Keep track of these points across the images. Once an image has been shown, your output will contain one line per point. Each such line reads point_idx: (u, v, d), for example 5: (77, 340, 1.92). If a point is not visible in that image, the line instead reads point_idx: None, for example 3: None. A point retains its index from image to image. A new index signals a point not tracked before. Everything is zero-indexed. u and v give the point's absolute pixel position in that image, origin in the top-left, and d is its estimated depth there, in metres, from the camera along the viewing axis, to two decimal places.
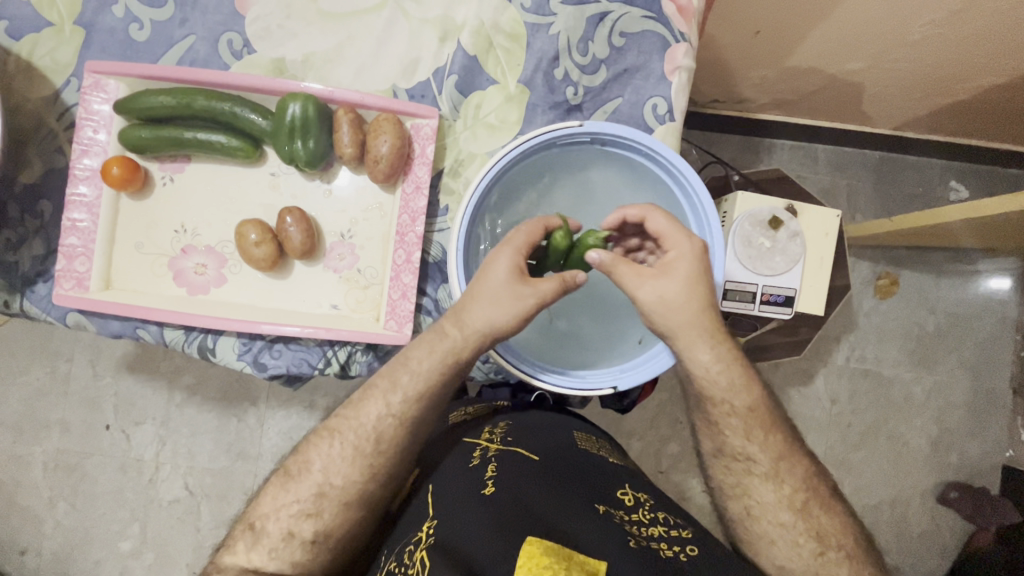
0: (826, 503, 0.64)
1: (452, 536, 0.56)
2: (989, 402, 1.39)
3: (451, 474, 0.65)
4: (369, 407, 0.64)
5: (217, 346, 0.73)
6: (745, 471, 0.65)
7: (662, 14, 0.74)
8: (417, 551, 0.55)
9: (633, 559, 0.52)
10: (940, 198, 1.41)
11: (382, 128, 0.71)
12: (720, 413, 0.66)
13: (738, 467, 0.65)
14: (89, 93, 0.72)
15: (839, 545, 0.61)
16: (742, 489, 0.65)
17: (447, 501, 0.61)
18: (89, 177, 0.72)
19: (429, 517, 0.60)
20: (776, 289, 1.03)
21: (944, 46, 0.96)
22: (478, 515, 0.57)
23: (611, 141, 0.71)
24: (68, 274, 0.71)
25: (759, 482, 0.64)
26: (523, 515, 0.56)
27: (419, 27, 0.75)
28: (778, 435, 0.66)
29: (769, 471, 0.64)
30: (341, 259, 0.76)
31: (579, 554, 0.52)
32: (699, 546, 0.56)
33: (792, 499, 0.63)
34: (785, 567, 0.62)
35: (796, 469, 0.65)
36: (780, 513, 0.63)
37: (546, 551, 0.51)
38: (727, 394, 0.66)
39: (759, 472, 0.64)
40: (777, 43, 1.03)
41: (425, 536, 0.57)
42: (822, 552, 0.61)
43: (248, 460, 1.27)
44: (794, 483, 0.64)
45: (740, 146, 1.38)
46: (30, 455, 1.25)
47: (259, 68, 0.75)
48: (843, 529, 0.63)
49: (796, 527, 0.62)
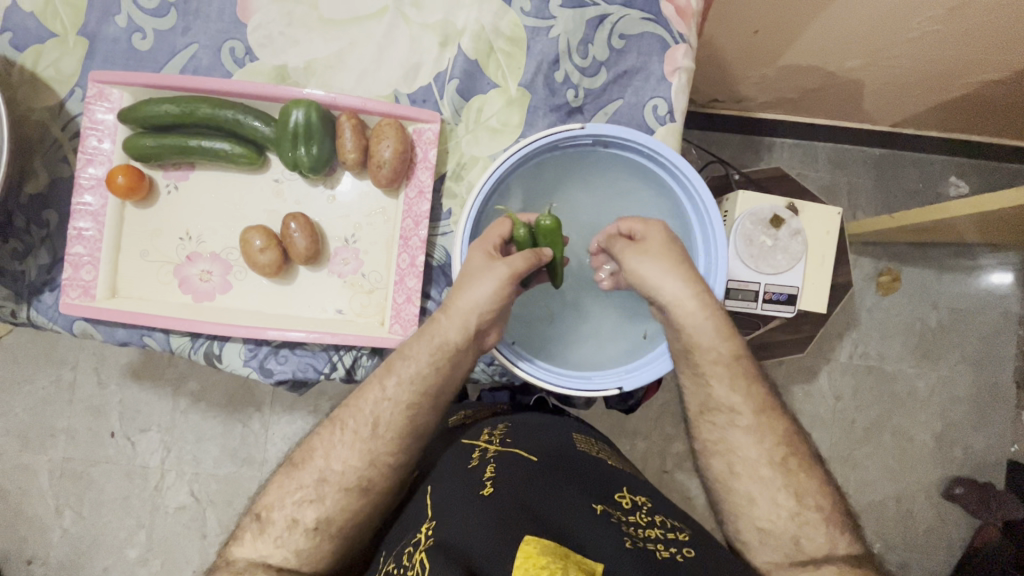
0: (808, 465, 0.63)
1: (453, 534, 0.55)
2: (993, 397, 1.39)
3: (450, 474, 0.65)
4: (375, 403, 0.64)
5: (223, 352, 0.74)
6: (728, 422, 0.65)
7: (661, 16, 0.74)
8: (418, 552, 0.55)
9: (630, 561, 0.52)
10: (940, 193, 1.41)
11: (385, 133, 0.71)
12: (705, 361, 0.66)
13: (720, 419, 0.65)
14: (93, 103, 0.72)
15: (819, 505, 0.61)
16: (724, 444, 0.64)
17: (444, 501, 0.60)
18: (94, 186, 0.73)
19: (428, 517, 0.60)
20: (778, 287, 1.03)
21: (942, 42, 0.97)
22: (475, 512, 0.57)
23: (613, 142, 0.72)
24: (74, 283, 0.71)
25: (740, 433, 0.64)
26: (521, 513, 0.56)
27: (419, 32, 0.76)
28: (760, 389, 0.66)
29: (750, 424, 0.64)
30: (345, 264, 0.76)
31: (575, 552, 0.52)
32: (696, 549, 0.56)
33: (772, 454, 0.63)
34: (765, 528, 0.61)
35: (778, 426, 0.64)
36: (759, 468, 0.62)
37: (540, 547, 0.51)
38: (714, 343, 0.65)
39: (741, 424, 0.64)
40: (775, 42, 1.04)
41: (425, 536, 0.57)
42: (801, 511, 0.60)
43: (253, 465, 1.27)
44: (775, 439, 0.63)
45: (739, 145, 1.38)
46: (35, 463, 1.26)
47: (262, 76, 0.75)
48: (827, 494, 0.62)
49: (775, 484, 0.61)
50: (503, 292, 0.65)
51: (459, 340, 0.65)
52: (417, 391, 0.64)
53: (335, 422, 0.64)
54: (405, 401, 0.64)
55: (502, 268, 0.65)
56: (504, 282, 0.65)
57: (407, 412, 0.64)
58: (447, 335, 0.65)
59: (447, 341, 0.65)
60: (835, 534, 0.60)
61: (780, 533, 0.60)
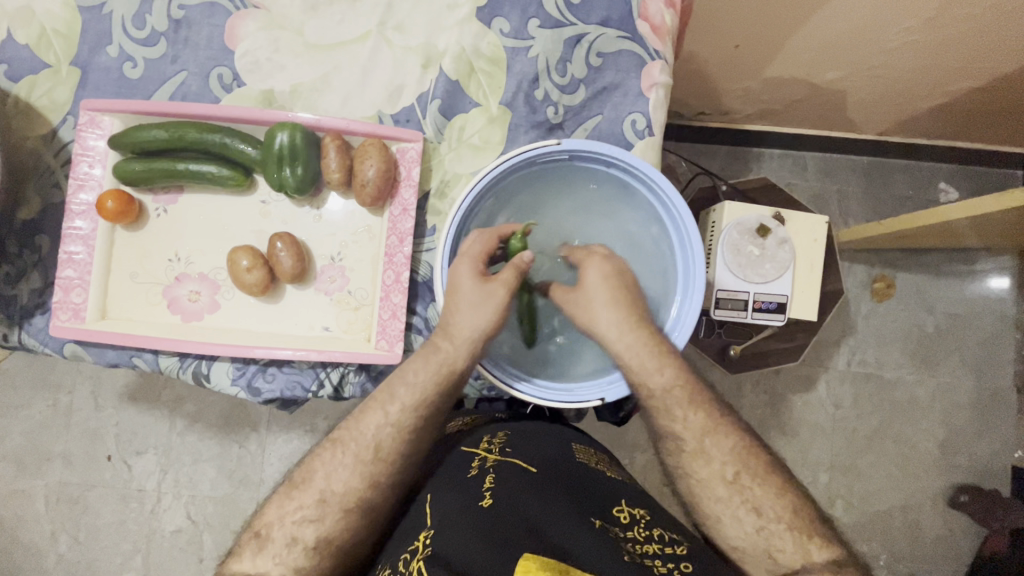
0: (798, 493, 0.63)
1: (452, 544, 0.55)
2: (995, 402, 1.38)
3: (451, 483, 0.65)
4: (380, 421, 0.65)
5: (211, 371, 0.74)
6: (677, 450, 0.66)
7: (636, 34, 0.76)
8: (416, 560, 0.55)
9: (625, 572, 0.52)
10: (931, 199, 1.42)
11: (368, 153, 0.73)
12: (639, 397, 0.68)
13: (671, 447, 0.67)
14: (85, 130, 0.74)
15: (780, 518, 0.61)
16: (681, 470, 0.66)
17: (444, 510, 0.61)
18: (85, 211, 0.74)
19: (427, 526, 0.60)
20: (768, 296, 1.04)
21: (920, 52, 0.99)
22: (475, 523, 0.57)
23: (590, 157, 0.73)
24: (65, 306, 0.72)
25: (692, 460, 0.65)
26: (520, 525, 0.57)
27: (402, 55, 0.78)
28: (701, 409, 0.67)
29: (696, 449, 0.65)
30: (332, 281, 0.77)
31: (574, 569, 0.52)
32: (694, 564, 0.55)
33: (723, 472, 0.64)
34: (737, 546, 0.62)
35: (723, 442, 0.65)
36: (716, 488, 0.64)
37: (541, 565, 0.51)
38: (641, 375, 0.68)
39: (688, 450, 0.66)
40: (756, 56, 1.06)
41: (423, 545, 0.57)
42: (763, 525, 0.61)
43: (249, 486, 1.27)
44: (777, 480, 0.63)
45: (728, 156, 1.40)
46: (31, 488, 1.26)
47: (248, 100, 0.77)
48: (785, 501, 0.62)
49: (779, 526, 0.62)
50: (501, 313, 0.69)
51: (466, 363, 0.68)
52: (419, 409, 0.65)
53: (341, 436, 0.65)
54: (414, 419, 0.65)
55: (495, 289, 0.68)
56: (500, 303, 0.68)
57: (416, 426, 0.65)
58: (456, 361, 0.68)
59: (456, 367, 0.68)
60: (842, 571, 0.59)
61: (751, 549, 0.61)
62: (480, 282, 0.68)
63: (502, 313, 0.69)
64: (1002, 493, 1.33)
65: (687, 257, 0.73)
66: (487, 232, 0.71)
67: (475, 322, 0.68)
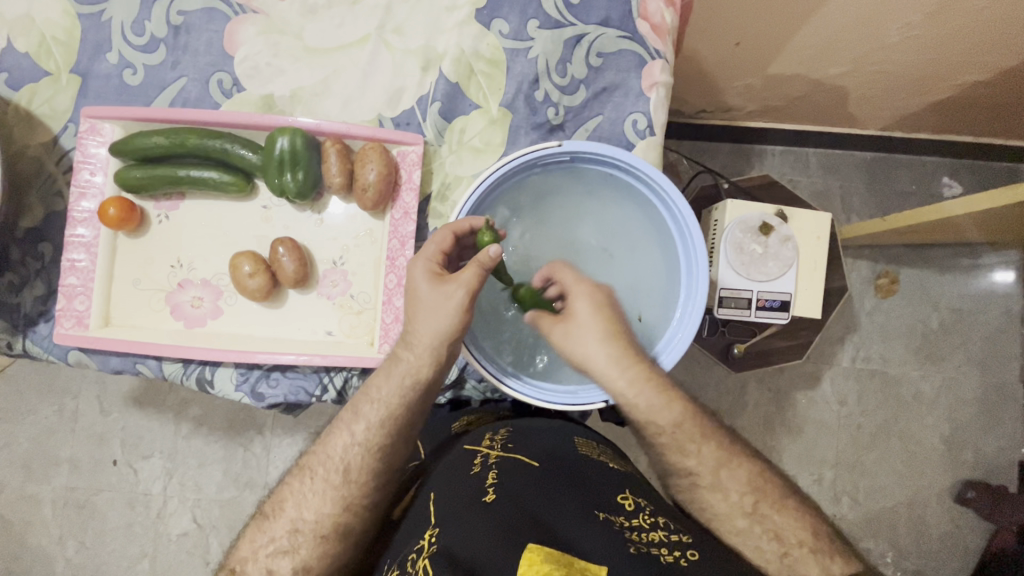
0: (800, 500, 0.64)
1: (457, 544, 0.55)
2: (1001, 397, 1.37)
3: (453, 480, 0.65)
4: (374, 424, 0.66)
5: (215, 377, 0.75)
6: (692, 485, 0.66)
7: (637, 33, 0.76)
8: (422, 559, 0.55)
9: (632, 564, 0.52)
10: (935, 194, 1.41)
11: (368, 157, 0.73)
12: (649, 435, 0.67)
13: (684, 482, 0.66)
14: (86, 137, 0.74)
15: (801, 543, 0.60)
16: (696, 503, 0.66)
17: (447, 507, 0.61)
18: (87, 219, 0.74)
19: (431, 524, 0.60)
20: (771, 294, 1.03)
21: (925, 47, 0.98)
22: (479, 520, 0.57)
23: (591, 159, 0.73)
24: (68, 313, 0.72)
25: (708, 492, 0.65)
26: (524, 519, 0.57)
27: (402, 58, 0.78)
28: (713, 441, 0.66)
29: (712, 482, 0.65)
30: (334, 285, 0.77)
31: (579, 560, 0.52)
32: (699, 552, 0.55)
33: (742, 503, 0.63)
34: (760, 574, 0.61)
35: (738, 472, 0.65)
36: (735, 519, 0.63)
37: (545, 557, 0.52)
38: (649, 415, 0.66)
39: (703, 484, 0.65)
40: (757, 53, 1.05)
41: (428, 543, 0.57)
42: (785, 551, 0.60)
43: (254, 489, 1.27)
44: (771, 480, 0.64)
45: (730, 153, 1.39)
46: (39, 493, 1.26)
47: (249, 105, 0.77)
48: (803, 525, 0.61)
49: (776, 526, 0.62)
50: (462, 316, 0.65)
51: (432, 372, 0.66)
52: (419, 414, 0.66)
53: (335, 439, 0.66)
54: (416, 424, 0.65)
55: (449, 287, 0.64)
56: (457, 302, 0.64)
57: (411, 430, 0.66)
58: (423, 370, 0.66)
59: (420, 376, 0.66)
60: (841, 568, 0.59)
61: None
62: (435, 284, 0.64)
63: (463, 314, 0.65)
64: (1009, 489, 1.32)
65: (688, 248, 0.73)
66: (446, 228, 0.67)
67: (436, 326, 0.64)
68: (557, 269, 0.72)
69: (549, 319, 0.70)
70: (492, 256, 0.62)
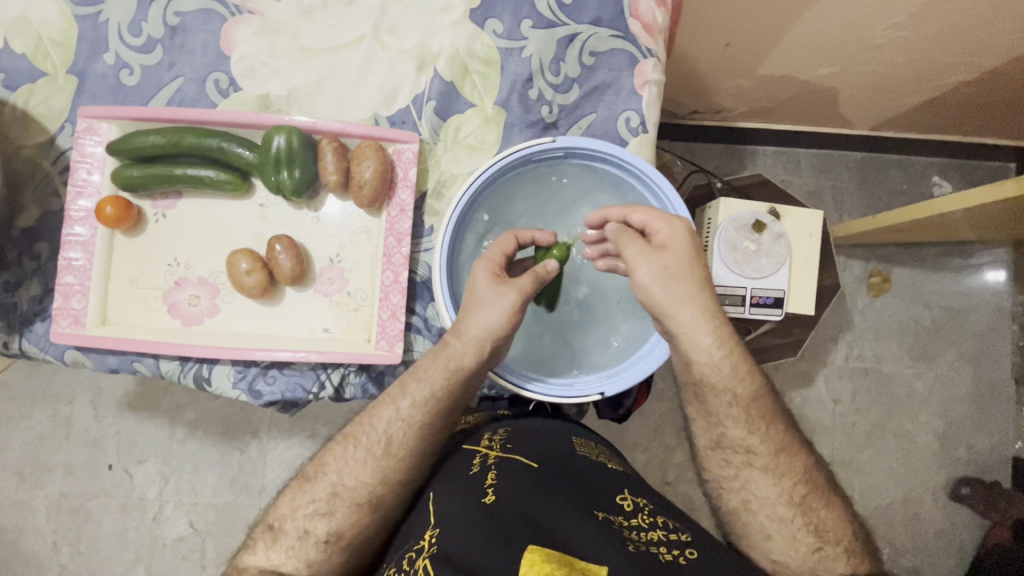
0: (825, 498, 0.64)
1: (458, 544, 0.55)
2: (993, 394, 1.38)
3: (453, 480, 0.65)
4: (389, 422, 0.65)
5: (212, 375, 0.75)
6: (744, 463, 0.65)
7: (629, 32, 0.77)
8: (422, 559, 0.55)
9: (632, 563, 0.52)
10: (925, 193, 1.43)
11: (365, 154, 0.73)
12: (719, 404, 0.66)
13: (735, 459, 0.66)
14: (83, 137, 0.75)
15: (836, 542, 0.61)
16: (739, 482, 0.65)
17: (446, 507, 0.61)
18: (84, 218, 0.75)
19: (431, 524, 0.60)
20: (765, 291, 1.04)
21: (910, 47, 1.00)
22: (479, 520, 0.57)
23: (584, 154, 0.74)
24: (65, 312, 0.72)
25: (757, 474, 0.64)
26: (522, 521, 0.57)
27: (397, 58, 0.79)
28: (778, 429, 0.66)
29: (767, 465, 0.65)
30: (331, 283, 0.78)
31: (579, 560, 0.53)
32: (699, 550, 0.56)
33: (790, 493, 0.63)
34: (781, 561, 0.61)
35: (794, 463, 0.65)
36: (777, 507, 0.63)
37: (546, 558, 0.52)
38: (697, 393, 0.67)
39: (758, 464, 0.65)
40: (747, 55, 1.07)
41: (429, 543, 0.57)
42: (819, 547, 0.61)
43: (251, 492, 1.26)
44: (793, 476, 0.64)
45: (722, 155, 1.41)
46: (33, 500, 1.25)
47: (244, 104, 0.78)
48: (838, 524, 0.62)
49: (793, 522, 0.62)
50: (515, 316, 0.66)
51: (473, 364, 0.66)
52: (420, 409, 0.66)
53: (349, 439, 0.66)
54: (416, 418, 0.66)
55: (512, 292, 0.67)
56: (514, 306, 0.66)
57: (408, 430, 0.66)
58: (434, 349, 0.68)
59: (462, 363, 0.66)
60: (852, 565, 0.60)
61: (797, 568, 0.61)
62: (494, 282, 0.67)
63: (514, 317, 0.66)
64: (1003, 484, 1.33)
65: None
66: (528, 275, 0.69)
67: (486, 324, 0.65)
68: (633, 209, 0.69)
69: (636, 245, 0.67)
70: (545, 271, 0.70)
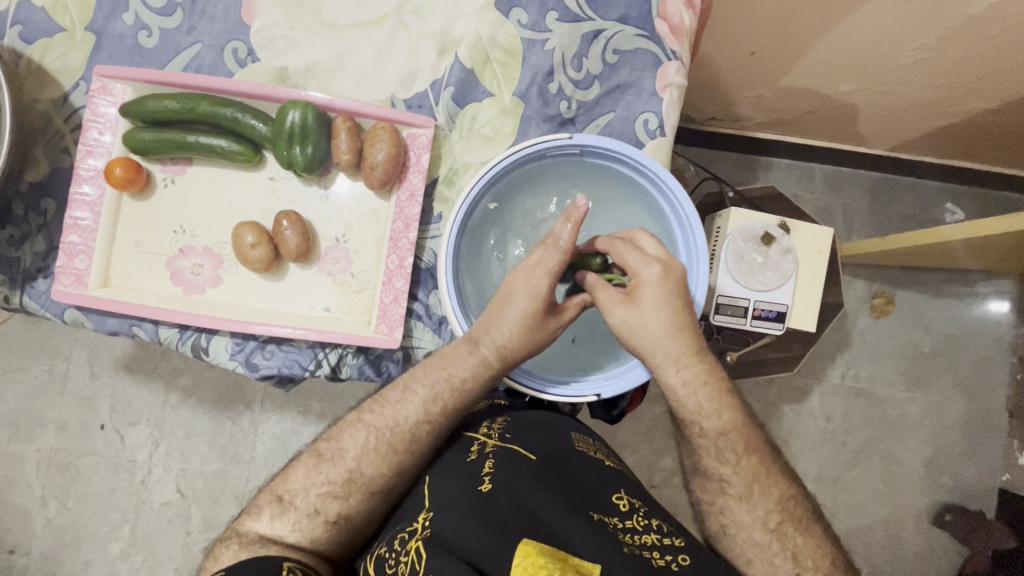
0: (804, 525, 0.63)
1: (449, 529, 0.57)
2: (985, 424, 1.38)
3: (450, 467, 0.65)
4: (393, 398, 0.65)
5: (210, 345, 0.75)
6: (719, 490, 0.65)
7: (654, 33, 0.76)
8: (412, 541, 0.57)
9: (625, 568, 0.52)
10: (936, 219, 1.42)
11: (379, 137, 0.73)
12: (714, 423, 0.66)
13: (711, 485, 0.66)
14: (97, 96, 0.74)
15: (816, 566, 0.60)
16: (716, 506, 0.66)
17: (442, 493, 0.62)
18: (93, 177, 0.74)
19: (425, 507, 0.61)
20: (768, 304, 1.04)
21: (936, 69, 0.99)
22: (474, 509, 0.58)
23: (600, 154, 0.73)
24: (67, 271, 0.72)
25: (740, 473, 0.65)
26: (517, 513, 0.57)
27: (419, 40, 0.78)
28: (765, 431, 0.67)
29: (742, 492, 0.64)
30: (336, 262, 0.78)
31: (573, 556, 0.53)
32: (691, 555, 0.55)
33: (766, 519, 0.63)
34: None
35: (771, 489, 0.64)
36: (754, 532, 0.62)
37: (541, 551, 0.53)
38: (696, 416, 0.66)
39: (732, 491, 0.65)
40: (771, 64, 1.06)
41: (421, 526, 0.59)
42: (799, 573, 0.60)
43: (240, 463, 1.27)
44: (767, 504, 0.63)
45: (736, 164, 1.40)
46: (23, 453, 1.26)
47: (261, 76, 0.77)
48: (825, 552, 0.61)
49: (770, 547, 0.61)
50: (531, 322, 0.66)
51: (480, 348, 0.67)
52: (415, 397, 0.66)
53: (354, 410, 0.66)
54: (412, 405, 0.66)
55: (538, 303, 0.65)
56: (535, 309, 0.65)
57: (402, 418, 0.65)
58: None
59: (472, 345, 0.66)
60: None
61: None
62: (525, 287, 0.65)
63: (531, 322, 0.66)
64: (985, 513, 1.34)
65: (688, 245, 0.73)
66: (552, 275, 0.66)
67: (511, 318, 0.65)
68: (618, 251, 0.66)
69: (611, 295, 0.66)
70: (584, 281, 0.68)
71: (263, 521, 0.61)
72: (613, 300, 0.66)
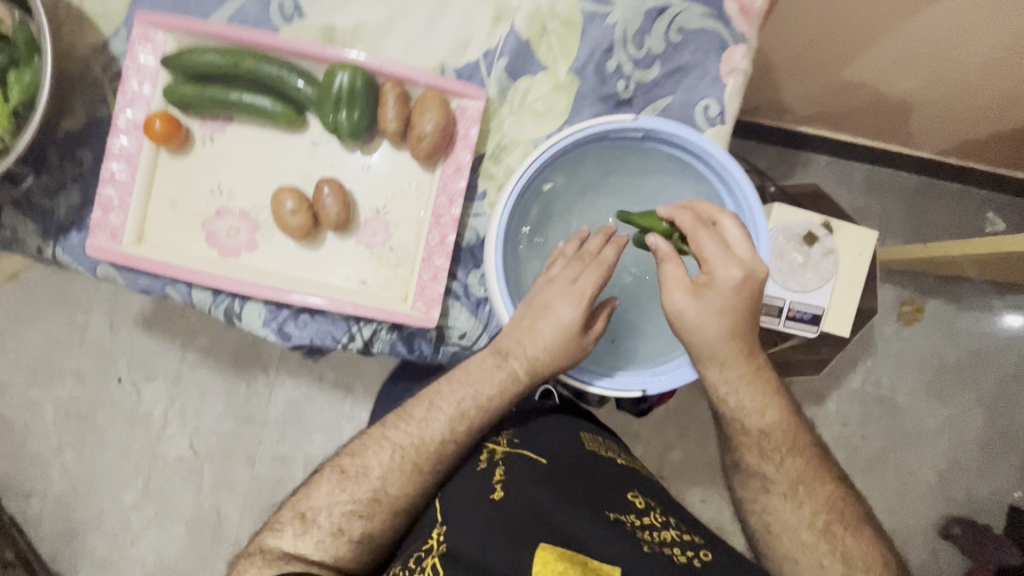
0: (852, 526, 0.63)
1: (466, 544, 0.56)
2: (1004, 441, 1.36)
3: (459, 478, 0.64)
4: None
5: (244, 310, 0.73)
6: (763, 488, 0.66)
7: (724, 13, 0.72)
8: (429, 558, 0.55)
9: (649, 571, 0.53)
10: (977, 229, 1.37)
11: (428, 106, 0.69)
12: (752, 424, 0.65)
13: (754, 484, 0.67)
14: (137, 44, 0.71)
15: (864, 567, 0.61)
16: (760, 505, 0.66)
17: (455, 505, 0.61)
18: (130, 129, 0.71)
19: (438, 520, 0.60)
20: (804, 306, 1.01)
21: (1007, 71, 0.93)
22: (490, 522, 0.57)
23: (662, 138, 0.70)
24: (103, 226, 0.71)
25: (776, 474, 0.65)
26: (535, 522, 0.57)
27: (474, 6, 0.74)
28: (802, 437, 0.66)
29: (787, 492, 0.65)
30: (375, 235, 0.75)
31: (592, 559, 0.54)
32: (710, 551, 0.57)
33: (812, 518, 0.64)
34: None
35: (817, 491, 0.65)
36: (800, 532, 0.64)
37: (559, 557, 0.54)
38: (740, 414, 0.66)
39: (776, 491, 0.65)
40: (831, 55, 1.00)
41: (436, 543, 0.57)
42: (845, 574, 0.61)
43: (253, 425, 1.28)
44: (813, 504, 0.64)
45: (776, 157, 1.35)
46: (41, 399, 1.27)
47: (308, 34, 0.74)
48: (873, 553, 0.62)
49: (817, 547, 0.63)
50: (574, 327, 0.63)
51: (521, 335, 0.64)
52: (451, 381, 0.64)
53: None
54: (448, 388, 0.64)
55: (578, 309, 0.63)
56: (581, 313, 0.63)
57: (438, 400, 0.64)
58: None
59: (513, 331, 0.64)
60: None
61: None
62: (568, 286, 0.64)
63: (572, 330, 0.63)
64: (994, 529, 1.32)
65: None
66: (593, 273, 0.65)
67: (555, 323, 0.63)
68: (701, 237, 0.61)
69: (678, 273, 0.61)
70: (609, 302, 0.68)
71: (285, 539, 0.59)
72: (678, 281, 0.61)
